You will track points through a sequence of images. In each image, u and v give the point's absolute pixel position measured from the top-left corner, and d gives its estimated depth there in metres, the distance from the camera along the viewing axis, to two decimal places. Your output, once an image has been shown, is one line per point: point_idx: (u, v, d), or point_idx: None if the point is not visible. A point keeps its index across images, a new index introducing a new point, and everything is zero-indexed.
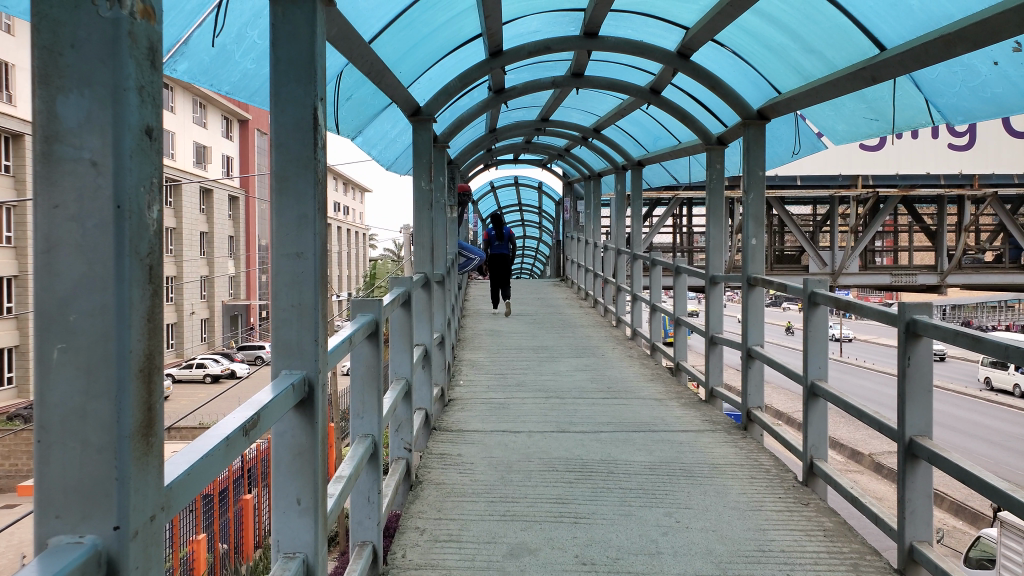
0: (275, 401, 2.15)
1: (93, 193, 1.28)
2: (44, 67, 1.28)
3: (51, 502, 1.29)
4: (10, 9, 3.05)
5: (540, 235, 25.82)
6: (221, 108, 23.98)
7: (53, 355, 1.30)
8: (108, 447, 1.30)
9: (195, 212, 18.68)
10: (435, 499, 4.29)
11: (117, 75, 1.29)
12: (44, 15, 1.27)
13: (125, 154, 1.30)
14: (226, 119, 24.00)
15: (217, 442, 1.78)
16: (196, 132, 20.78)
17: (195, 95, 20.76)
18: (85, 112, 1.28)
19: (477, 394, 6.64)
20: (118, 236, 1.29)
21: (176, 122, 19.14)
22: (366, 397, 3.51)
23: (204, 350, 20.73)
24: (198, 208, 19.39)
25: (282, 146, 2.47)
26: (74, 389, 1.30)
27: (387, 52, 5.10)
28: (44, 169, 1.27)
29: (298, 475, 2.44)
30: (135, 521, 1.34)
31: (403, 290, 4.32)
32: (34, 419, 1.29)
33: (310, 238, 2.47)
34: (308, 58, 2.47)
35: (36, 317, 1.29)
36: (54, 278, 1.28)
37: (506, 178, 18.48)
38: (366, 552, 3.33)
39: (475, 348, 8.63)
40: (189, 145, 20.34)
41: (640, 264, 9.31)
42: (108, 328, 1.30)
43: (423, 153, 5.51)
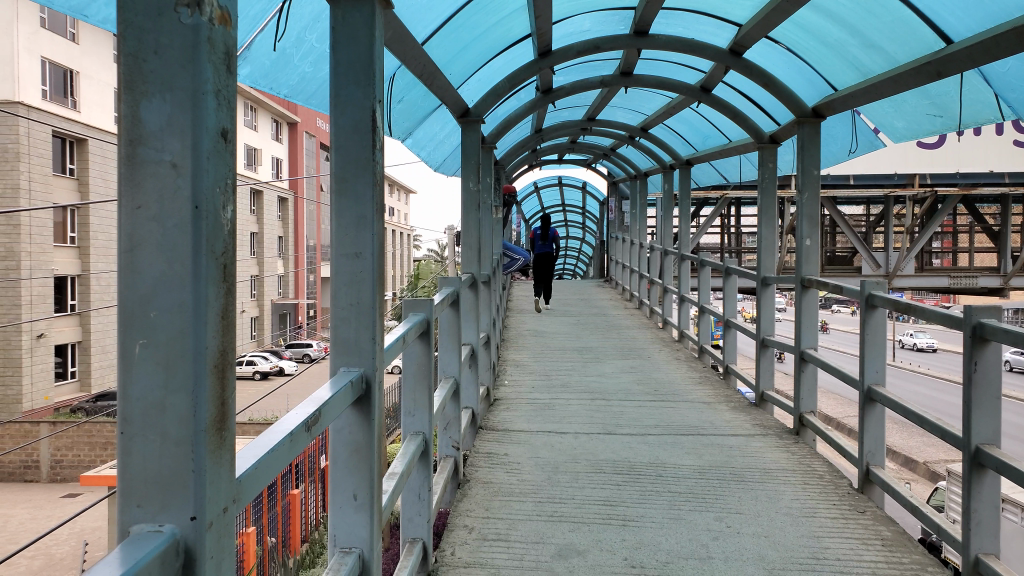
0: (335, 398, 2.20)
1: (173, 194, 1.32)
2: (128, 73, 1.33)
3: (132, 491, 1.34)
4: (88, 18, 3.17)
5: (585, 236, 25.75)
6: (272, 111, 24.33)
7: (134, 350, 1.34)
8: (185, 440, 1.34)
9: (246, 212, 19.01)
10: (483, 498, 4.32)
11: (196, 80, 1.33)
12: (129, 22, 1.33)
13: (204, 156, 1.34)
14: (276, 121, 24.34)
15: (282, 437, 1.83)
16: (247, 134, 21.13)
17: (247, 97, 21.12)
18: (165, 115, 1.33)
19: (522, 395, 6.64)
20: (196, 236, 1.33)
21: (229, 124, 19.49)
22: (417, 395, 3.54)
23: (253, 348, 21.11)
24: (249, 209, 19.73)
25: (341, 148, 2.52)
26: (154, 384, 1.34)
27: (440, 53, 5.15)
28: (127, 170, 1.32)
29: (354, 470, 2.48)
30: (210, 512, 1.38)
31: (452, 290, 4.34)
32: (117, 412, 1.34)
33: (368, 238, 2.51)
34: (368, 60, 2.51)
35: (119, 314, 1.34)
36: (135, 276, 1.33)
37: (550, 178, 18.47)
38: (416, 549, 3.37)
39: (519, 348, 8.65)
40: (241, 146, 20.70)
41: (687, 265, 9.21)
42: (186, 325, 1.34)
43: (472, 154, 5.55)
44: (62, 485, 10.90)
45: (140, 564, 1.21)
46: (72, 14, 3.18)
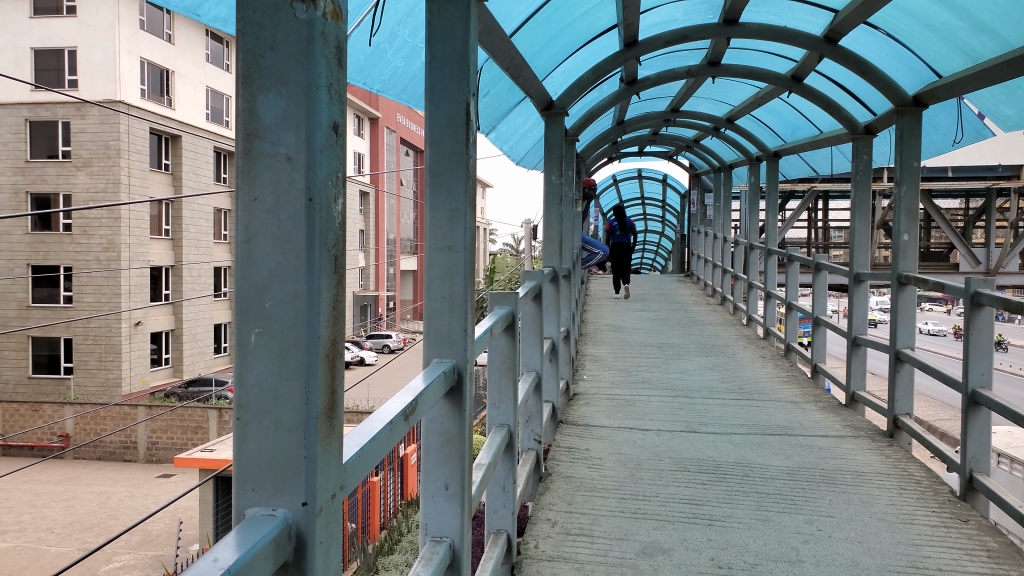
0: (429, 388, 2.22)
1: (288, 187, 1.36)
2: (246, 69, 1.37)
3: (248, 476, 1.39)
4: (201, 16, 3.38)
5: (664, 229, 25.40)
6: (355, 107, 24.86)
7: (250, 339, 1.39)
8: (298, 427, 1.38)
9: None
10: (566, 492, 4.31)
11: (310, 74, 1.36)
12: (246, 19, 1.37)
13: (317, 149, 1.37)
14: (359, 116, 24.87)
15: (382, 425, 1.86)
16: None
17: None
18: (281, 109, 1.36)
19: (602, 390, 6.60)
20: (310, 227, 1.36)
21: None
22: (503, 387, 3.54)
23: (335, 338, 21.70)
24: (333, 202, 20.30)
25: (435, 142, 2.55)
26: (269, 371, 1.38)
27: (526, 46, 5.15)
28: (245, 164, 1.36)
29: (446, 460, 2.51)
30: (320, 498, 1.41)
31: (536, 283, 4.34)
32: (233, 398, 1.39)
33: (461, 231, 2.53)
34: (462, 53, 2.52)
35: (237, 303, 1.38)
36: (251, 267, 1.37)
37: (629, 171, 18.28)
38: (501, 540, 3.39)
39: (598, 343, 8.60)
40: None
41: (774, 260, 8.94)
42: (299, 315, 1.37)
43: (555, 148, 5.52)
44: (159, 466, 11.47)
45: (256, 548, 1.25)
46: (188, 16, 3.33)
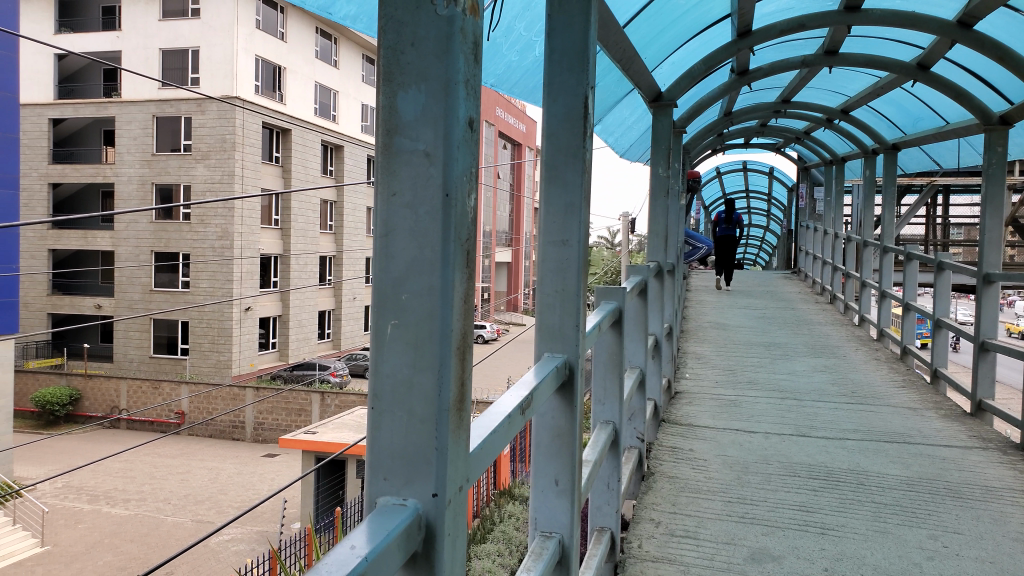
0: (542, 382, 2.22)
1: (426, 182, 1.38)
2: (387, 66, 1.39)
3: (380, 464, 1.42)
4: (332, 15, 3.49)
5: (768, 223, 24.60)
6: None
7: (386, 331, 1.41)
8: (429, 418, 1.40)
9: None
10: (669, 492, 4.24)
11: (449, 70, 1.37)
12: (388, 16, 1.39)
13: (455, 145, 1.38)
14: None
15: (501, 419, 1.87)
16: None
17: None
18: (421, 106, 1.38)
19: (706, 389, 6.45)
20: (445, 223, 1.38)
21: None
22: (608, 384, 3.48)
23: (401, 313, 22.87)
24: None
25: (551, 135, 2.53)
26: (404, 363, 1.40)
27: (637, 38, 5.09)
28: (385, 160, 1.40)
29: (557, 457, 2.49)
30: (450, 491, 1.43)
31: (642, 279, 4.26)
32: (369, 389, 1.42)
33: (576, 226, 2.50)
34: (582, 44, 2.48)
35: (375, 296, 1.41)
36: (389, 262, 1.40)
37: (734, 163, 17.80)
38: (605, 538, 3.35)
39: (700, 340, 8.42)
40: None
41: (891, 258, 8.50)
42: (434, 307, 1.39)
43: (662, 140, 5.41)
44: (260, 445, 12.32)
45: (389, 539, 1.28)
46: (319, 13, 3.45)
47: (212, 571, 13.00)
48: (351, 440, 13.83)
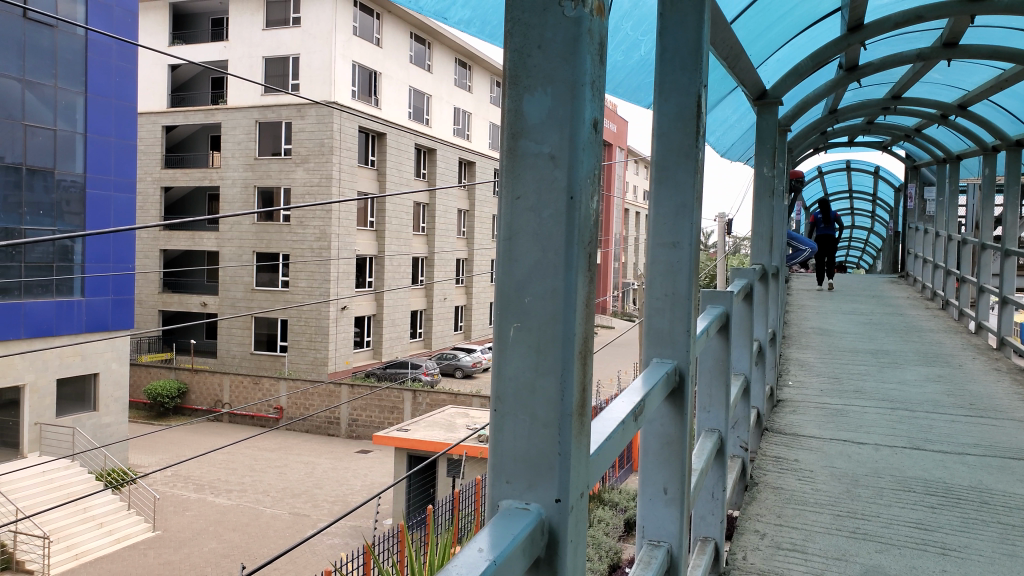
0: (653, 387, 2.17)
1: (551, 186, 1.36)
2: (513, 69, 1.39)
3: (503, 467, 1.41)
4: (447, 20, 3.56)
5: (872, 223, 23.57)
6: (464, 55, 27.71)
7: (509, 333, 1.40)
8: (552, 422, 1.38)
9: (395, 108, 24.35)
10: (774, 504, 4.11)
11: (576, 71, 1.35)
12: (516, 20, 1.39)
13: (580, 148, 1.36)
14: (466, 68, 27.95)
15: (616, 424, 1.84)
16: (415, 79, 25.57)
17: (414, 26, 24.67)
18: (547, 108, 1.37)
19: (809, 397, 6.22)
20: (569, 225, 1.36)
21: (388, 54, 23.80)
22: (713, 391, 3.40)
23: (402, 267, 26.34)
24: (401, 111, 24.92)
25: (663, 135, 2.48)
26: (526, 366, 1.39)
27: (742, 35, 4.97)
28: (510, 163, 1.40)
29: (666, 464, 2.45)
30: (572, 496, 1.42)
31: (746, 281, 4.15)
32: (492, 393, 1.42)
33: (687, 228, 2.45)
34: (696, 43, 2.42)
35: (497, 299, 1.41)
36: (512, 264, 1.39)
37: (835, 162, 17.16)
38: (709, 548, 3.28)
39: (802, 346, 8.13)
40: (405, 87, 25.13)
41: (1012, 261, 7.98)
42: (557, 310, 1.37)
43: (767, 139, 5.23)
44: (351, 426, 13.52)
45: (513, 545, 1.27)
46: (436, 20, 3.60)
47: (308, 564, 13.54)
48: (453, 440, 13.95)
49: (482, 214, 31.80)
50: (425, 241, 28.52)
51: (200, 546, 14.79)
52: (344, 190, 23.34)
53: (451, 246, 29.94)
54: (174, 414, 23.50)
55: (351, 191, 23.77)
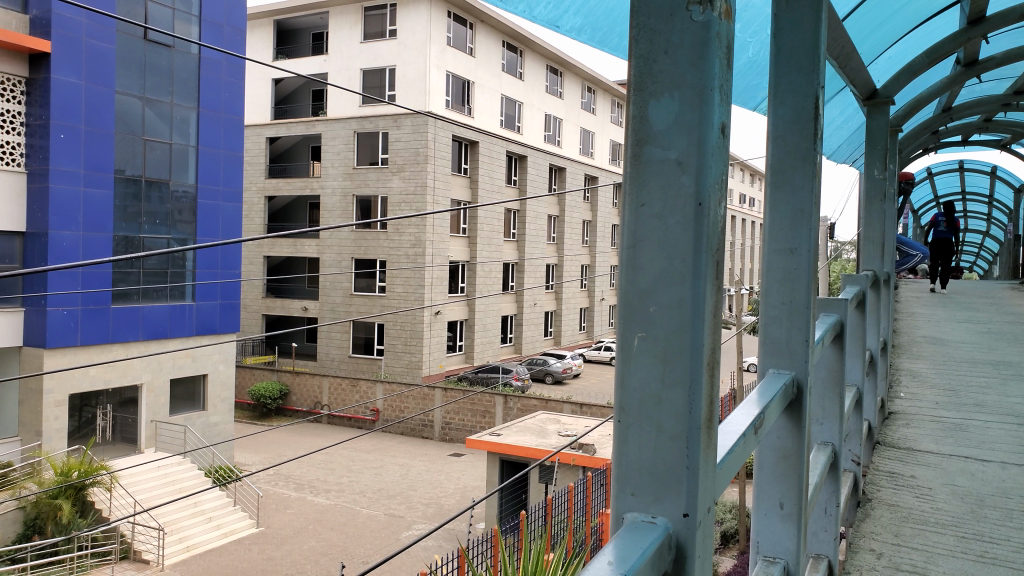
0: (772, 398, 2.10)
1: (678, 193, 1.33)
2: (640, 75, 1.37)
3: (628, 479, 1.40)
4: (559, 28, 3.61)
5: (990, 227, 22.23)
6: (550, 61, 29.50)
7: (633, 343, 1.38)
8: (681, 436, 1.35)
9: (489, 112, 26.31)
10: (890, 522, 3.91)
11: (704, 77, 1.32)
12: (641, 26, 1.37)
13: (709, 153, 1.33)
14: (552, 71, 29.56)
15: (737, 435, 1.78)
16: (505, 86, 27.01)
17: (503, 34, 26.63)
18: (673, 114, 1.34)
19: (924, 410, 5.89)
20: (698, 232, 1.32)
21: (478, 63, 25.63)
22: (827, 402, 3.26)
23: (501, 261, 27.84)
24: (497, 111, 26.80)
25: (779, 139, 2.40)
26: (651, 377, 1.36)
27: (854, 32, 4.76)
28: (634, 170, 1.37)
29: (782, 477, 2.38)
30: (700, 510, 1.38)
31: (860, 288, 3.97)
32: (616, 404, 1.40)
33: (805, 234, 2.36)
34: (813, 44, 2.30)
35: (620, 308, 1.39)
36: (636, 274, 1.36)
37: (947, 162, 16.31)
38: (822, 565, 3.14)
39: (915, 356, 7.71)
40: (498, 95, 26.78)
41: None
42: (685, 321, 1.33)
43: (878, 140, 4.91)
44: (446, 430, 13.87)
45: (642, 559, 1.25)
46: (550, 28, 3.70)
47: (402, 563, 13.89)
48: (558, 448, 13.66)
49: (571, 220, 31.99)
50: (516, 248, 28.89)
51: (301, 543, 15.23)
52: (437, 199, 24.06)
53: (541, 253, 30.22)
54: (276, 414, 24.48)
55: (444, 199, 24.56)
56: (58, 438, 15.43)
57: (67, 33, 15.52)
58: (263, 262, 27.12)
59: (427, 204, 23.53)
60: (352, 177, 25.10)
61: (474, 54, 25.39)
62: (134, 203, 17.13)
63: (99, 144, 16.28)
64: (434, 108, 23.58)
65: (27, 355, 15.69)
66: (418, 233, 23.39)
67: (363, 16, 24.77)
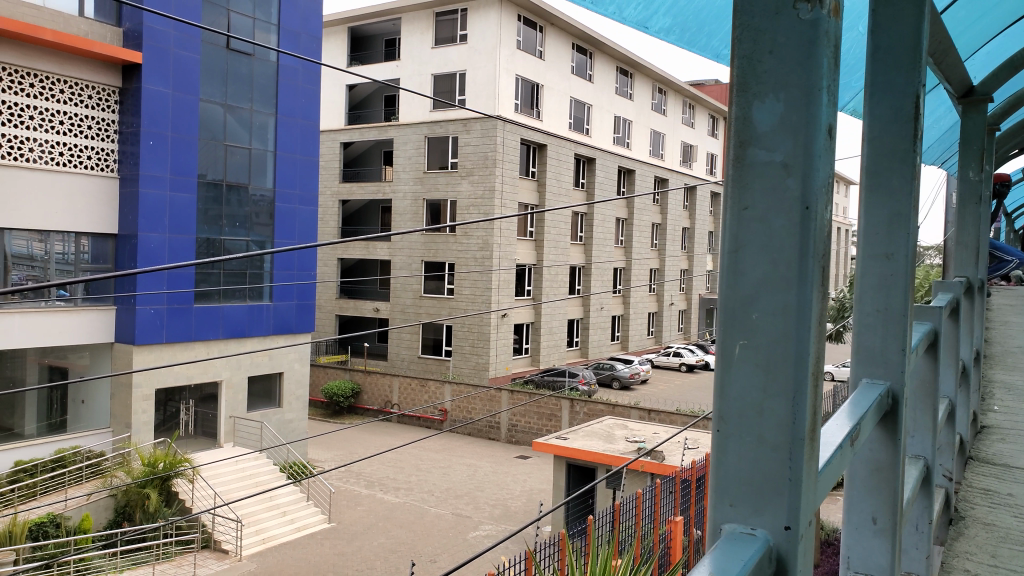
0: (866, 410, 2.02)
1: (784, 197, 1.30)
2: (743, 74, 1.33)
3: (726, 490, 1.37)
4: (648, 29, 3.56)
5: None
6: (619, 61, 29.40)
7: (734, 351, 1.35)
8: (784, 446, 1.31)
9: (557, 115, 26.27)
10: (985, 541, 3.72)
11: (811, 79, 1.28)
12: (745, 25, 1.34)
13: (816, 156, 1.29)
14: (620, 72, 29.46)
15: (834, 445, 1.72)
16: (574, 88, 27.03)
17: (573, 36, 26.67)
18: (778, 116, 1.30)
19: (1020, 425, 5.59)
20: (804, 237, 1.28)
21: (547, 66, 25.71)
22: (921, 413, 3.12)
23: (569, 266, 27.73)
24: (566, 112, 26.72)
25: (876, 141, 2.30)
26: (754, 386, 1.33)
27: (952, 25, 4.53)
28: (737, 172, 1.34)
29: (875, 492, 2.29)
30: (802, 523, 1.34)
31: (953, 296, 3.80)
32: (714, 413, 1.37)
33: (903, 239, 2.26)
34: (915, 40, 2.17)
35: (722, 314, 1.35)
36: (738, 277, 1.33)
37: None
38: None
39: (1007, 367, 7.33)
40: (567, 98, 26.78)
41: None
42: (790, 330, 1.30)
43: (974, 140, 4.66)
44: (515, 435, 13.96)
45: (742, 569, 1.23)
46: (636, 28, 3.64)
47: (470, 564, 14.07)
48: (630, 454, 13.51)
49: (640, 223, 31.77)
50: (583, 251, 28.75)
51: (370, 540, 15.47)
52: (505, 202, 24.30)
53: (609, 256, 30.03)
54: (348, 412, 25.01)
55: (512, 203, 24.71)
56: (145, 430, 16.27)
57: (157, 44, 16.25)
58: (336, 263, 27.76)
59: (495, 208, 23.89)
60: (423, 181, 25.50)
61: (544, 55, 25.52)
62: (215, 206, 17.78)
63: (184, 150, 16.99)
64: (504, 111, 23.80)
65: (118, 352, 16.52)
66: (487, 236, 23.70)
67: (435, 21, 25.07)
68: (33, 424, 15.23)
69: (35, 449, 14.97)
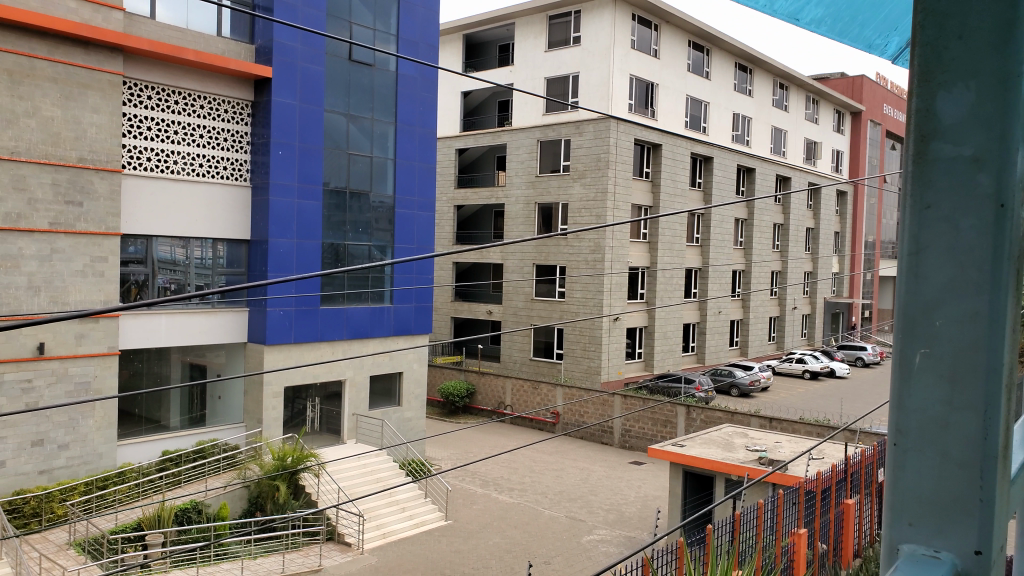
0: None
1: (975, 193, 1.20)
2: (926, 63, 1.25)
3: (906, 508, 1.28)
4: (799, 22, 3.38)
5: None
6: (737, 58, 28.75)
7: (914, 360, 1.26)
8: (973, 463, 1.22)
9: (672, 114, 25.79)
10: None
11: (1007, 61, 1.18)
12: (929, 10, 1.25)
13: (1014, 146, 1.19)
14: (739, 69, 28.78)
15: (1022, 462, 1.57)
16: (690, 86, 26.49)
17: (689, 34, 26.23)
18: (966, 104, 1.21)
19: None
20: (998, 239, 1.19)
21: (662, 66, 25.31)
22: None
23: (684, 269, 27.12)
24: (682, 112, 26.21)
25: None
26: (936, 397, 1.24)
27: None
28: (918, 167, 1.25)
29: None
30: (995, 549, 1.24)
31: None
32: (892, 423, 1.29)
33: None
34: None
35: (901, 322, 1.27)
36: (920, 282, 1.25)
37: None
38: None
39: None
40: (682, 96, 26.26)
41: None
42: (981, 339, 1.20)
43: None
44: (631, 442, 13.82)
45: None
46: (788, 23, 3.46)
47: (584, 568, 14.06)
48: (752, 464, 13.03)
49: (761, 224, 30.88)
50: (699, 253, 27.97)
51: (486, 539, 15.66)
52: (617, 205, 24.11)
53: (726, 258, 29.19)
54: (462, 412, 25.47)
55: (625, 205, 24.44)
56: (274, 426, 17.13)
57: (286, 59, 17.10)
58: (451, 267, 28.43)
59: (608, 211, 23.75)
60: (536, 185, 25.69)
61: (659, 54, 25.14)
62: (338, 212, 18.56)
63: (311, 159, 17.81)
64: (617, 111, 23.54)
65: (251, 352, 17.41)
66: (598, 239, 23.67)
67: (549, 25, 25.16)
68: (177, 418, 16.33)
69: (179, 440, 16.11)
